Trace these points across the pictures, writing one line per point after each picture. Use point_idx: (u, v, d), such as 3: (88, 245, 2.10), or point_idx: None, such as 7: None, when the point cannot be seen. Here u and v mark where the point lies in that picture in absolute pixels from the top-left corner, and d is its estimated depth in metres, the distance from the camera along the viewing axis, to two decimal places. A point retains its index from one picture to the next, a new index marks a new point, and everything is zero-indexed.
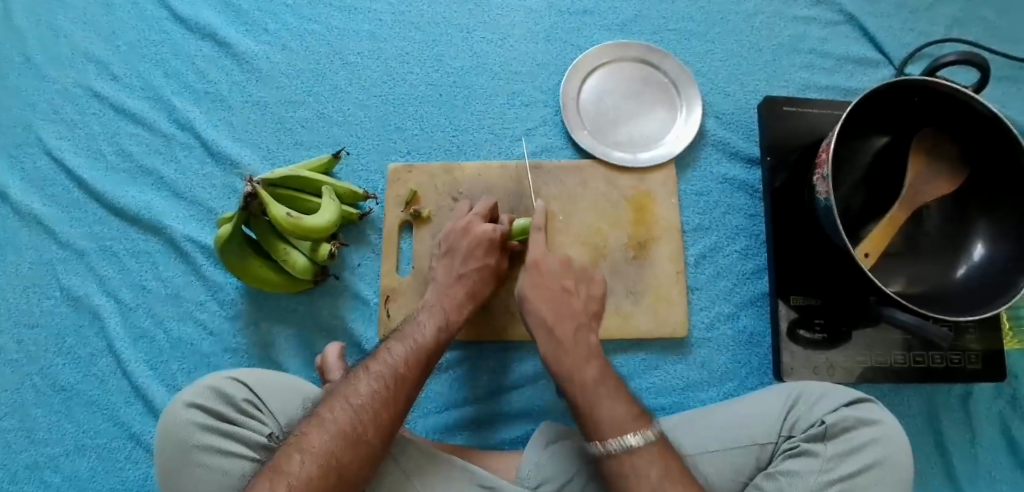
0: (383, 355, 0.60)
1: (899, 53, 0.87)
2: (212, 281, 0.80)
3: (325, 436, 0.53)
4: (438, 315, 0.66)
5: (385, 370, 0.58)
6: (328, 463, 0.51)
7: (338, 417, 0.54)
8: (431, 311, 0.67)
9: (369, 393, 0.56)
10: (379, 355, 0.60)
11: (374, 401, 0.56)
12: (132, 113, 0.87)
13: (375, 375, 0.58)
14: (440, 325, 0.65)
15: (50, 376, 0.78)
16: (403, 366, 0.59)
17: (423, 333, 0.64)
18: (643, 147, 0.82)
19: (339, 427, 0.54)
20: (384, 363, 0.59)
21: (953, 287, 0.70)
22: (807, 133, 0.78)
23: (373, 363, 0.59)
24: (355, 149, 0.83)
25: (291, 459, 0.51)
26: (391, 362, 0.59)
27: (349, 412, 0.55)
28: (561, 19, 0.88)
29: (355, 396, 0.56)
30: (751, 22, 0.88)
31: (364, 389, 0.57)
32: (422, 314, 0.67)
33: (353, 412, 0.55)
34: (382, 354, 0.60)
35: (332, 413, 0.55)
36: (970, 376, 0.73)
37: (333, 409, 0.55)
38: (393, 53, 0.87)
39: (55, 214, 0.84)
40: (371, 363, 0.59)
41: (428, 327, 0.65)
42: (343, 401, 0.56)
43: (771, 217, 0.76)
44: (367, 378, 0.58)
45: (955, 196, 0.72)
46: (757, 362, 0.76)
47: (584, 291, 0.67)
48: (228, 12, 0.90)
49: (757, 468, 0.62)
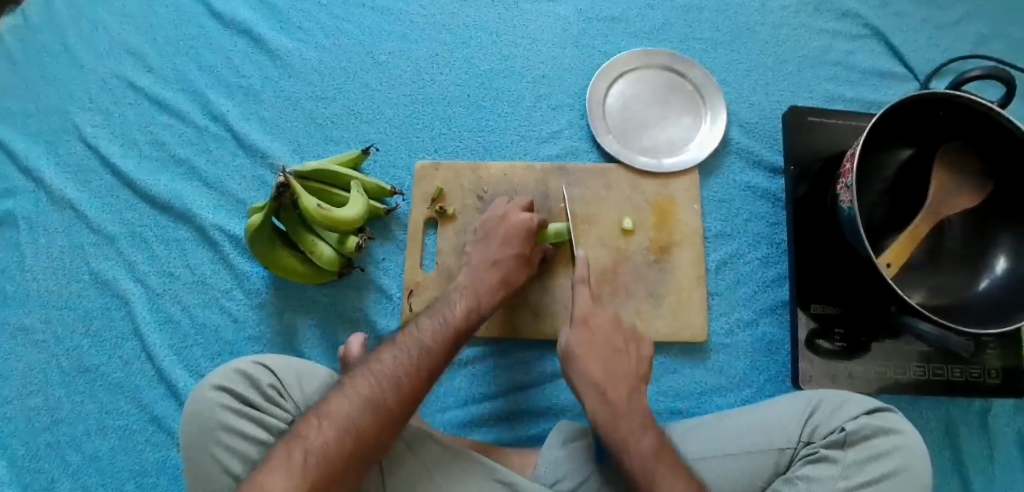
0: (408, 329, 0.62)
1: (925, 68, 0.87)
2: (238, 269, 0.82)
3: (346, 403, 0.54)
4: (470, 298, 0.66)
5: (408, 342, 0.60)
6: (345, 429, 0.52)
7: (359, 384, 0.56)
8: (462, 292, 0.67)
9: (392, 363, 0.57)
10: (405, 330, 0.62)
11: (395, 369, 0.57)
12: (166, 104, 0.89)
13: (399, 347, 0.59)
14: (471, 306, 0.65)
15: (76, 358, 0.80)
16: (427, 339, 0.60)
17: (453, 312, 0.64)
18: (668, 153, 0.83)
19: (360, 393, 0.55)
20: (408, 336, 0.60)
21: (975, 298, 0.71)
22: (830, 145, 0.79)
23: (399, 336, 0.61)
24: (383, 147, 0.85)
25: (311, 425, 0.52)
26: (417, 336, 0.60)
27: (369, 379, 0.56)
28: (590, 25, 0.89)
29: (378, 365, 0.57)
30: (777, 34, 0.89)
31: (387, 358, 0.58)
32: (454, 296, 0.67)
33: (374, 380, 0.56)
34: (409, 328, 0.62)
35: (354, 380, 0.56)
36: (990, 391, 0.73)
37: (357, 379, 0.56)
38: (423, 54, 0.89)
39: (88, 199, 0.86)
40: (397, 337, 0.61)
41: (457, 305, 0.65)
42: (365, 369, 0.57)
43: (793, 225, 0.77)
44: (390, 350, 0.59)
45: (977, 211, 0.73)
46: (775, 370, 0.76)
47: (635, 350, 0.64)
48: (264, 10, 0.93)
49: (775, 473, 0.62)
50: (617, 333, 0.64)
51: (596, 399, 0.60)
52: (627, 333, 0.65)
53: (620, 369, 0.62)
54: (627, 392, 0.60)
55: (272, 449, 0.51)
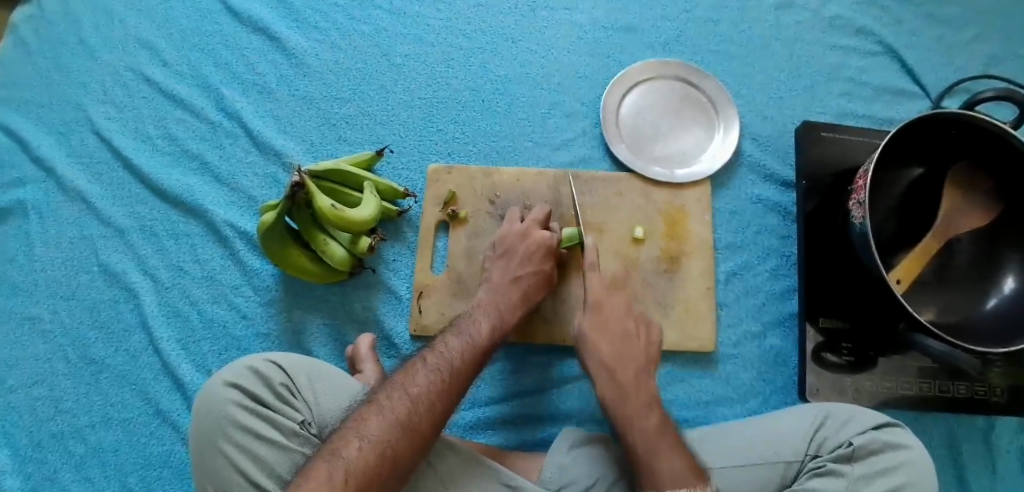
0: (439, 348, 0.62)
1: (937, 86, 0.88)
2: (248, 265, 0.82)
3: (383, 423, 0.54)
4: (492, 315, 0.67)
5: (441, 363, 0.60)
6: (385, 452, 0.52)
7: (396, 405, 0.55)
8: (483, 309, 0.68)
9: (427, 384, 0.58)
10: (436, 348, 0.62)
11: (431, 393, 0.57)
12: (181, 100, 0.90)
13: (432, 367, 0.59)
14: (495, 325, 0.67)
15: (82, 349, 0.80)
16: (459, 361, 0.61)
17: (478, 331, 0.65)
18: (680, 164, 0.83)
19: (397, 415, 0.55)
20: (440, 357, 0.61)
21: (983, 317, 0.71)
22: (842, 160, 0.79)
23: (430, 355, 0.61)
24: (397, 148, 0.85)
25: (350, 445, 0.52)
26: (447, 356, 0.61)
27: (406, 400, 0.56)
28: (605, 34, 0.90)
29: (413, 385, 0.57)
30: (791, 48, 0.90)
31: (421, 379, 0.58)
32: (476, 313, 0.68)
33: (410, 401, 0.56)
34: (438, 347, 0.62)
35: (389, 401, 0.56)
36: (996, 409, 0.73)
37: (391, 397, 0.56)
38: (439, 58, 0.90)
39: (99, 191, 0.86)
40: (428, 356, 0.61)
41: (482, 324, 0.66)
42: (401, 390, 0.57)
43: (803, 239, 0.77)
44: (424, 370, 0.59)
45: (988, 230, 0.73)
46: (782, 382, 0.76)
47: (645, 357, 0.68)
48: (281, 9, 0.93)
49: (782, 485, 0.62)
50: (621, 302, 0.72)
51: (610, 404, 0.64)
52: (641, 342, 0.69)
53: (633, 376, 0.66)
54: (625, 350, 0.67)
55: (309, 463, 0.51)
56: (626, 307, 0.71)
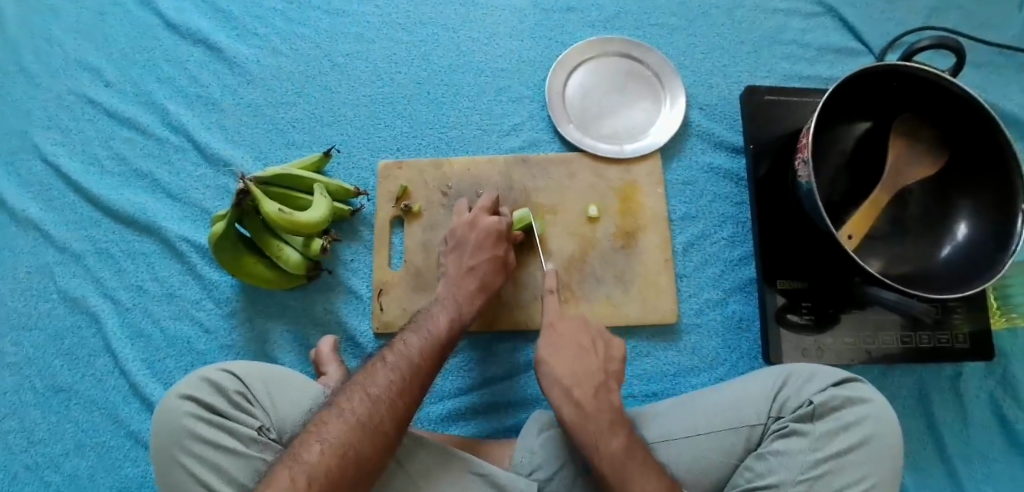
0: (398, 346, 0.61)
1: (880, 41, 0.88)
2: (207, 279, 0.81)
3: (344, 425, 0.53)
4: (450, 308, 0.67)
5: (401, 361, 0.59)
6: (346, 454, 0.51)
7: (356, 406, 0.55)
8: (441, 303, 0.68)
9: (387, 383, 0.57)
10: (395, 346, 0.61)
11: (391, 392, 0.56)
12: (127, 119, 0.89)
13: (391, 365, 0.58)
14: (453, 317, 0.66)
15: (48, 378, 0.79)
16: (419, 357, 0.60)
17: (436, 325, 0.64)
18: (629, 139, 0.83)
19: (357, 416, 0.54)
20: (400, 354, 0.60)
21: (938, 265, 0.72)
22: (788, 122, 0.79)
23: (389, 354, 0.60)
24: (346, 148, 0.85)
25: (311, 449, 0.51)
26: (407, 353, 0.60)
27: (366, 401, 0.55)
28: (546, 17, 0.90)
29: (372, 386, 0.56)
30: (732, 16, 0.90)
31: (381, 379, 0.57)
32: (434, 308, 0.67)
33: (371, 402, 0.55)
34: (397, 345, 0.61)
35: (350, 403, 0.55)
36: (959, 355, 0.73)
37: (352, 400, 0.55)
38: (382, 54, 0.89)
39: (52, 217, 0.85)
40: (387, 354, 0.60)
41: (439, 319, 0.65)
42: (361, 391, 0.56)
43: (756, 204, 0.77)
44: (384, 369, 0.58)
45: (936, 179, 0.74)
46: (746, 347, 0.76)
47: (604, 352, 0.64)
48: (220, 18, 0.92)
49: (747, 450, 0.62)
50: (595, 371, 0.62)
51: (561, 396, 0.60)
52: (595, 335, 0.65)
53: (587, 370, 0.62)
54: (618, 436, 0.57)
55: (270, 471, 0.50)
56: (603, 375, 0.62)
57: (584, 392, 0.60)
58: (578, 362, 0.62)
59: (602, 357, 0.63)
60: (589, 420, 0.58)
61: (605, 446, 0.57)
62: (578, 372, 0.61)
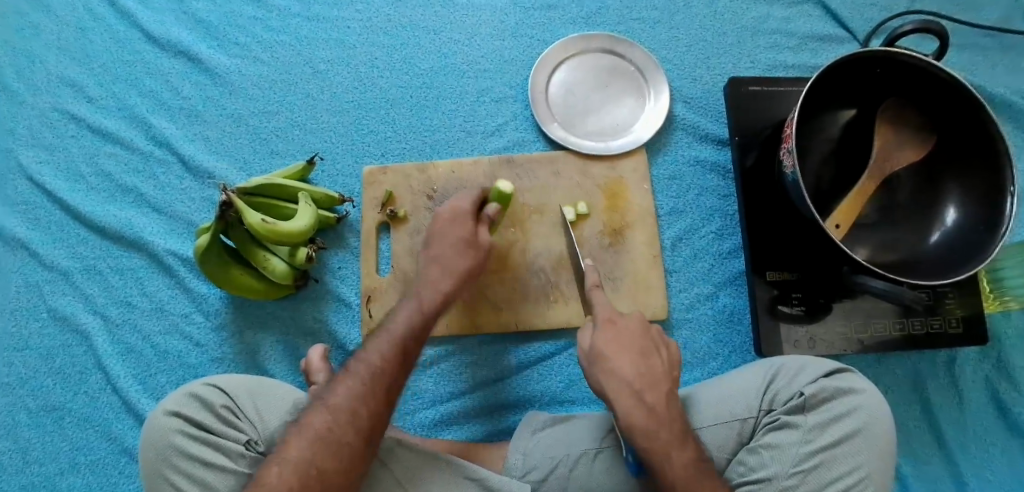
0: (357, 355, 0.60)
1: (864, 27, 0.87)
2: (196, 292, 0.81)
3: (303, 443, 0.53)
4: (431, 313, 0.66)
5: (359, 370, 0.58)
6: (308, 471, 0.52)
7: (316, 422, 0.54)
8: None
9: (345, 395, 0.56)
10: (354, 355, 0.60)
11: (350, 403, 0.55)
12: (110, 134, 0.88)
13: (348, 377, 0.57)
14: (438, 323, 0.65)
15: (41, 397, 0.79)
16: (378, 363, 0.58)
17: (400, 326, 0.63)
18: (613, 136, 0.83)
19: (316, 432, 0.54)
20: (358, 364, 0.58)
21: (927, 252, 0.71)
22: (772, 112, 0.79)
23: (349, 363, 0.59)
24: (329, 155, 0.84)
25: (270, 471, 0.51)
26: (366, 361, 0.58)
27: (325, 416, 0.55)
28: (527, 15, 0.89)
29: (331, 400, 0.56)
30: (714, 7, 0.89)
31: (340, 392, 0.56)
32: None
33: (330, 416, 0.55)
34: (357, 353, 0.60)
35: (309, 419, 0.55)
36: (952, 341, 0.73)
37: (312, 416, 0.55)
38: (363, 59, 0.89)
39: (38, 236, 0.85)
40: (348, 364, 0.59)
41: (401, 317, 0.63)
42: (320, 406, 0.56)
43: (743, 195, 0.77)
44: (342, 382, 0.57)
45: (923, 165, 0.73)
46: (738, 341, 0.76)
47: (665, 355, 0.60)
48: (199, 29, 0.91)
49: (740, 443, 0.62)
50: (661, 375, 0.57)
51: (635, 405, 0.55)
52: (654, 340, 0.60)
53: (653, 373, 0.57)
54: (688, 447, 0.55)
55: None
56: (668, 381, 0.58)
57: (658, 397, 0.56)
58: (643, 364, 0.57)
59: (667, 363, 0.59)
60: (661, 427, 0.55)
61: (670, 454, 0.54)
62: (647, 374, 0.57)
